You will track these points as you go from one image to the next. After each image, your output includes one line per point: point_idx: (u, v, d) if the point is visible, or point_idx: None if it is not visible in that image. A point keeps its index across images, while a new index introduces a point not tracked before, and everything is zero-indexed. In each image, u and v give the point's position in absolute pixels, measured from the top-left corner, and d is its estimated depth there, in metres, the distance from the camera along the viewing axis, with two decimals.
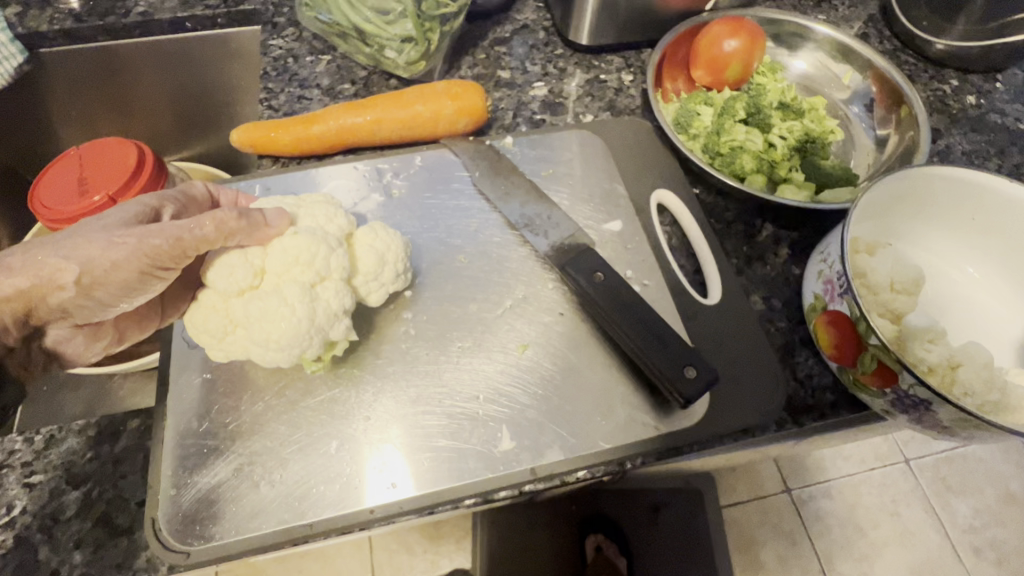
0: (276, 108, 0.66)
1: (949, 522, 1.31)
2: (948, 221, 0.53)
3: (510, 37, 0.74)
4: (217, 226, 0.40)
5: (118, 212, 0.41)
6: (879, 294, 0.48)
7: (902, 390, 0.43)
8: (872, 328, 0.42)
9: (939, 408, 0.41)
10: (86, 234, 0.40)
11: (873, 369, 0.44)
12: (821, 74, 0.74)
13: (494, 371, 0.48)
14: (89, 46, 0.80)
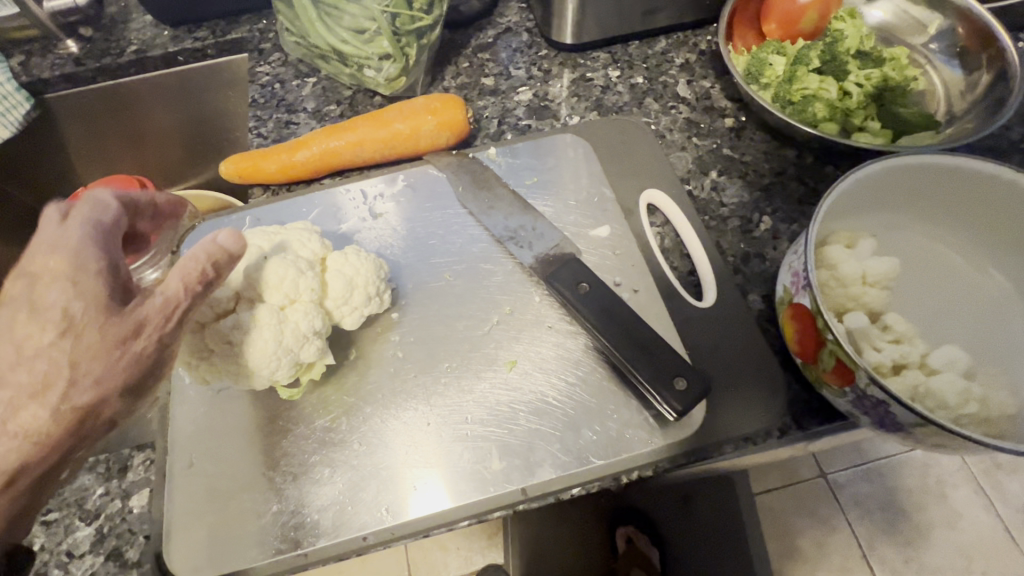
0: (265, 136, 0.67)
1: (1003, 501, 1.24)
2: (933, 209, 0.49)
3: (493, 42, 0.73)
4: (199, 280, 0.38)
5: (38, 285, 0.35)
6: (851, 288, 0.45)
7: (860, 389, 0.40)
8: (828, 323, 0.40)
9: (895, 409, 0.39)
10: (93, 357, 0.35)
11: (833, 366, 0.41)
12: (902, 21, 0.67)
13: (480, 394, 0.48)
14: (91, 88, 0.83)
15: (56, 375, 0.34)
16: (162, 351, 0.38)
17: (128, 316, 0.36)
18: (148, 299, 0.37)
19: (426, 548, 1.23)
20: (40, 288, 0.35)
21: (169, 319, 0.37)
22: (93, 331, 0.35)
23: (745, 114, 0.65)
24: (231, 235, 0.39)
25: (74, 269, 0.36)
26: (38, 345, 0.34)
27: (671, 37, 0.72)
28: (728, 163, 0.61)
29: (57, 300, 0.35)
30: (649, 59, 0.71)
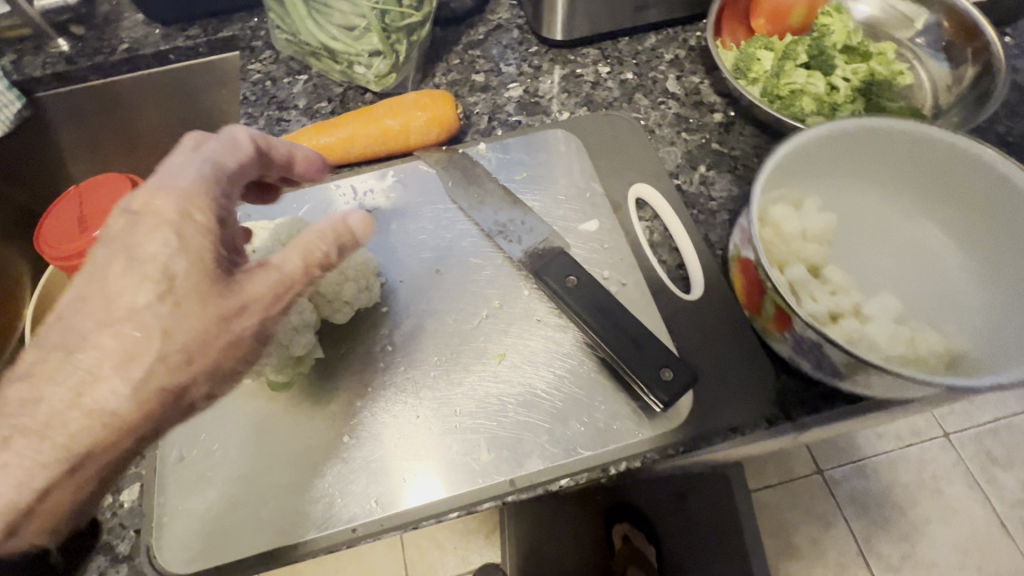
0: (256, 133, 0.68)
1: (997, 497, 1.25)
2: (874, 172, 0.52)
3: (484, 39, 0.73)
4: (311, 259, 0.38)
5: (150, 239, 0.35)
6: (793, 243, 0.49)
7: (798, 334, 0.43)
8: (768, 275, 0.42)
9: (830, 350, 0.41)
10: (188, 337, 0.35)
11: (773, 314, 0.45)
12: (889, 16, 0.68)
13: (468, 386, 0.48)
14: (83, 86, 0.83)
15: (145, 344, 0.34)
16: (259, 338, 0.37)
17: (232, 292, 0.36)
18: (260, 272, 0.37)
19: (422, 547, 1.24)
20: (149, 237, 0.35)
21: (274, 301, 0.37)
22: (195, 304, 0.35)
23: (734, 109, 0.65)
24: (362, 219, 0.41)
25: (181, 225, 0.36)
26: (135, 306, 0.34)
27: (661, 33, 0.72)
28: (717, 158, 0.62)
29: (164, 261, 0.35)
30: (638, 55, 0.71)
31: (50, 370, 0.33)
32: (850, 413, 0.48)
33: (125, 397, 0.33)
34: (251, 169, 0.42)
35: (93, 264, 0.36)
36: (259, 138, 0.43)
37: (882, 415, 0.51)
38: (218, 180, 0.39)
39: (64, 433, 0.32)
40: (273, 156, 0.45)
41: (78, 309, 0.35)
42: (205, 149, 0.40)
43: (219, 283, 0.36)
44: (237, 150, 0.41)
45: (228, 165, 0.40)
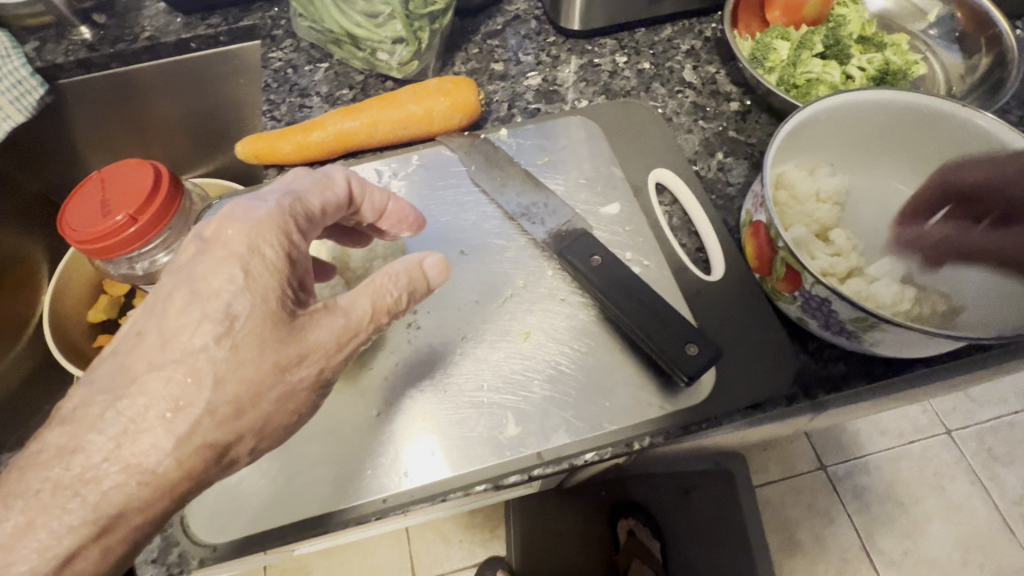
0: (278, 119, 0.69)
1: (999, 494, 1.26)
2: (884, 146, 0.54)
3: (502, 29, 0.75)
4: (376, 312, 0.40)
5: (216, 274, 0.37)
6: (807, 204, 0.51)
7: (806, 291, 0.45)
8: (779, 233, 0.45)
9: (837, 306, 0.44)
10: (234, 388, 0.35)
11: (782, 274, 0.47)
12: (902, 8, 0.69)
13: (494, 363, 0.49)
14: (103, 74, 0.84)
15: (196, 393, 0.34)
16: (310, 388, 0.38)
17: (291, 343, 0.36)
18: (328, 318, 0.38)
19: (427, 539, 1.25)
20: (216, 272, 0.37)
21: (334, 350, 0.38)
22: (251, 353, 0.35)
23: (750, 98, 0.66)
24: (439, 263, 0.43)
25: (252, 260, 0.37)
26: (192, 347, 0.35)
27: (677, 24, 0.73)
28: (734, 145, 0.63)
29: (225, 306, 0.36)
30: (655, 45, 0.72)
31: (92, 414, 0.34)
32: (863, 391, 0.49)
33: (166, 452, 0.34)
34: (333, 208, 0.45)
35: (156, 300, 0.37)
36: (355, 179, 0.47)
37: (894, 396, 0.53)
38: (298, 217, 0.41)
39: (97, 489, 0.33)
40: (366, 203, 0.48)
41: (137, 344, 0.35)
42: (300, 183, 0.44)
43: (278, 333, 0.36)
44: (329, 192, 0.44)
45: (316, 203, 0.43)
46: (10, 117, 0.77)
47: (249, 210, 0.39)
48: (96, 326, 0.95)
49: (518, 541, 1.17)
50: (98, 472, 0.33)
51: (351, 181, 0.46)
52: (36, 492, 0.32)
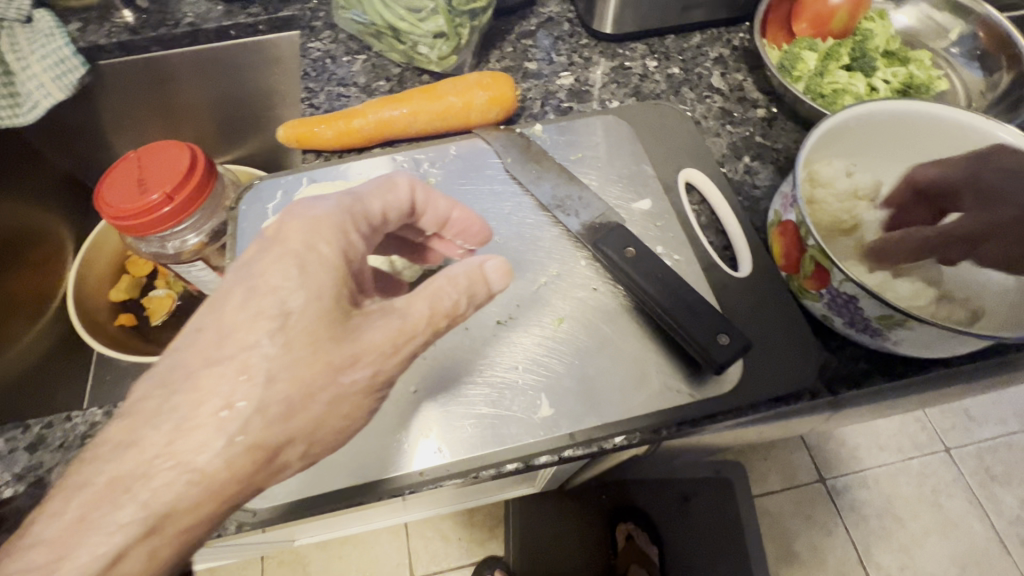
0: (317, 106, 0.70)
1: (996, 514, 1.27)
2: (912, 158, 0.56)
3: (536, 30, 0.77)
4: (429, 314, 0.40)
5: (280, 270, 0.38)
6: (841, 203, 0.54)
7: (834, 288, 0.47)
8: (810, 231, 0.46)
9: (864, 304, 0.45)
10: (289, 389, 0.35)
11: (811, 272, 0.48)
12: (926, 26, 0.71)
13: (531, 361, 0.50)
14: (140, 57, 0.85)
15: (248, 390, 0.35)
16: (362, 391, 0.38)
17: (345, 344, 0.37)
18: (385, 320, 0.39)
19: (426, 537, 1.25)
20: (277, 270, 0.38)
21: (388, 352, 0.38)
22: (305, 350, 0.36)
23: (776, 106, 0.68)
24: (500, 266, 0.43)
25: (315, 255, 0.39)
26: (250, 343, 0.35)
27: (706, 32, 0.76)
28: (761, 150, 0.65)
29: (284, 305, 0.36)
30: (684, 51, 0.74)
31: (149, 409, 0.34)
32: (883, 389, 0.51)
33: (217, 451, 0.33)
34: (395, 213, 0.46)
35: (216, 298, 0.38)
36: (417, 186, 0.48)
37: (910, 396, 0.54)
38: (357, 220, 0.43)
39: (148, 486, 0.32)
40: (427, 209, 0.49)
41: (194, 341, 0.36)
42: (366, 188, 0.46)
43: (335, 335, 0.37)
44: (391, 198, 0.46)
45: (376, 206, 0.45)
46: (51, 94, 0.80)
47: (312, 212, 0.41)
48: (116, 306, 0.96)
49: (518, 540, 1.17)
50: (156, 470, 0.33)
51: (413, 188, 0.47)
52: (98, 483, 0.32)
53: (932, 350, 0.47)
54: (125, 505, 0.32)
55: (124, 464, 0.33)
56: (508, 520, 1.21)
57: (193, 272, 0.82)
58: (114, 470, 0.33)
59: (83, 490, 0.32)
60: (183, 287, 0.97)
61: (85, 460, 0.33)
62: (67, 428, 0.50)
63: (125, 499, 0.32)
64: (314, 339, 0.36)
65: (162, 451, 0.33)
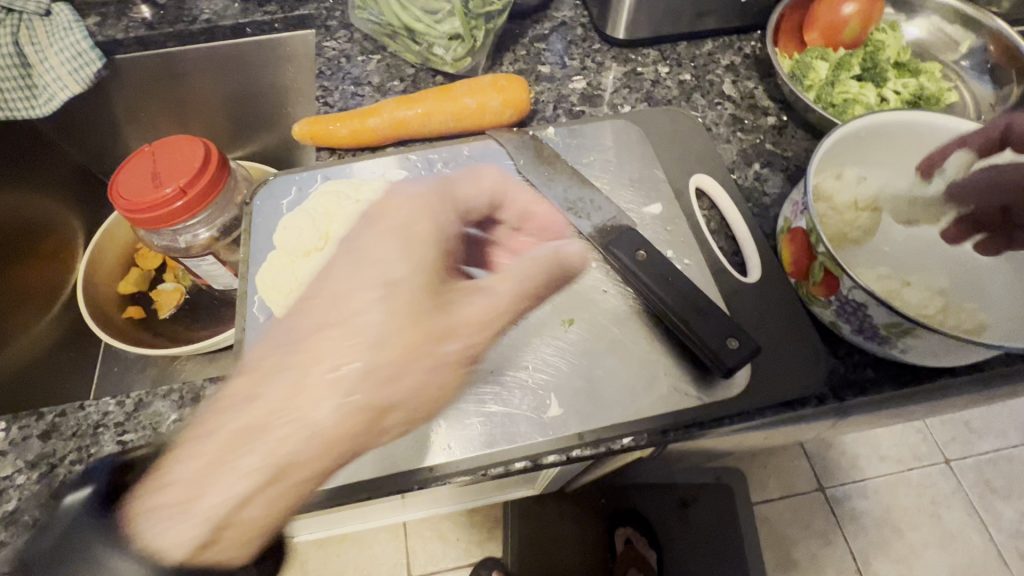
0: (331, 105, 0.71)
1: (995, 526, 1.27)
2: None
3: (549, 34, 0.77)
4: (521, 290, 0.53)
5: (398, 241, 0.52)
6: (846, 214, 0.54)
7: (843, 296, 0.47)
8: (820, 238, 0.47)
9: (873, 312, 0.46)
10: (408, 352, 0.46)
11: (820, 279, 0.49)
12: (937, 38, 0.72)
13: (546, 361, 0.50)
14: (157, 52, 0.86)
15: (360, 353, 0.44)
16: (453, 363, 0.48)
17: (441, 317, 0.48)
18: (482, 297, 0.51)
19: (425, 537, 1.25)
20: (388, 245, 0.52)
21: (479, 322, 0.50)
22: (416, 315, 0.47)
23: (787, 114, 0.69)
24: (575, 250, 0.56)
25: (438, 236, 0.54)
26: (367, 306, 0.47)
27: (717, 40, 0.76)
28: (771, 157, 0.65)
29: (391, 278, 0.49)
30: (696, 58, 0.75)
31: (258, 380, 0.43)
32: (891, 397, 0.51)
33: (332, 408, 0.41)
34: (476, 214, 0.57)
35: (346, 250, 0.53)
36: (500, 185, 0.60)
37: (915, 404, 0.55)
38: (449, 204, 0.57)
39: (254, 453, 0.38)
40: (509, 199, 0.59)
41: (330, 303, 0.49)
42: (457, 180, 0.60)
43: (434, 310, 0.48)
44: (474, 189, 0.59)
45: (465, 195, 0.59)
46: (67, 87, 0.80)
47: (412, 197, 0.58)
48: (124, 298, 0.96)
49: (516, 542, 1.17)
50: (256, 445, 0.39)
51: (496, 184, 0.60)
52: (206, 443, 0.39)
53: (939, 359, 0.47)
54: (246, 456, 0.38)
55: (246, 421, 0.40)
56: (507, 520, 1.20)
57: (203, 266, 0.83)
58: (240, 422, 0.40)
59: (196, 455, 0.39)
60: (191, 281, 0.98)
61: (212, 413, 0.41)
62: (80, 417, 0.50)
63: (240, 458, 0.38)
64: (422, 308, 0.48)
65: (277, 407, 0.40)
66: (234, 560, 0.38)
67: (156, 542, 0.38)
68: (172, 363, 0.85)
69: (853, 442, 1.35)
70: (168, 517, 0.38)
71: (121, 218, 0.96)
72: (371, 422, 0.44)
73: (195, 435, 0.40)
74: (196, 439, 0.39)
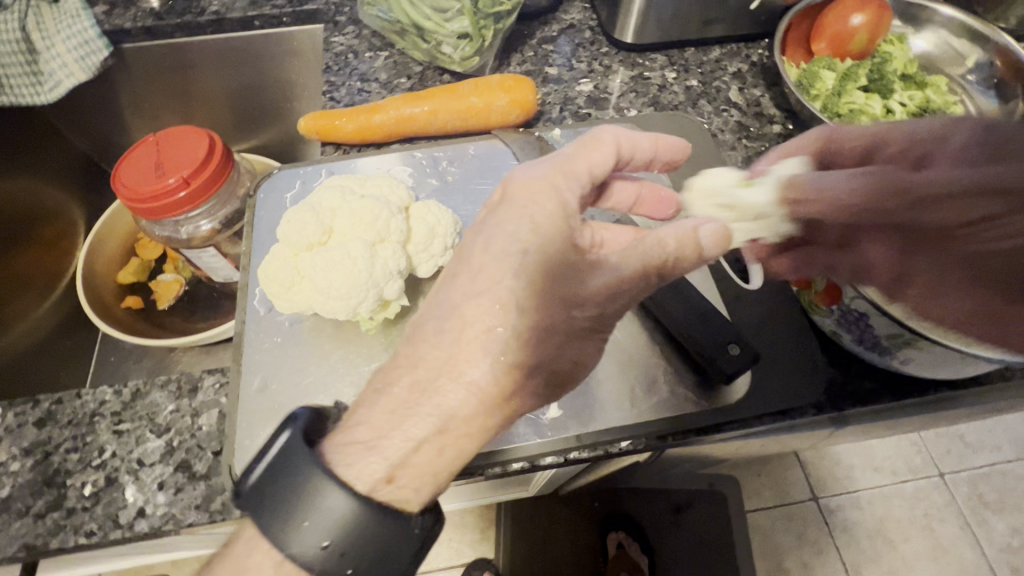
0: (338, 100, 0.71)
1: (987, 541, 1.27)
2: None
3: (557, 36, 0.77)
4: (653, 263, 0.40)
5: (517, 216, 0.39)
6: None
7: (845, 305, 0.47)
8: None
9: (875, 322, 0.46)
10: (542, 313, 0.38)
11: (823, 288, 0.49)
12: (943, 52, 0.72)
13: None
14: (164, 43, 0.86)
15: (505, 318, 0.37)
16: (581, 332, 0.39)
17: (570, 288, 0.38)
18: (602, 272, 0.39)
19: None
20: (511, 220, 0.39)
21: (609, 298, 0.39)
22: (541, 292, 0.38)
23: (792, 123, 0.69)
24: (717, 232, 0.42)
25: (558, 207, 0.40)
26: (500, 282, 0.38)
27: (725, 47, 0.77)
28: None
29: (523, 247, 0.38)
30: (703, 65, 0.75)
31: (435, 332, 0.38)
32: (890, 407, 0.51)
33: (484, 369, 0.36)
34: (603, 170, 0.45)
35: (462, 250, 0.41)
36: (621, 139, 0.46)
37: (914, 415, 0.55)
38: (568, 176, 0.42)
39: (438, 400, 0.36)
40: (631, 158, 0.47)
41: (451, 281, 0.40)
42: (569, 150, 0.45)
43: (567, 273, 0.38)
44: (597, 154, 0.44)
45: (584, 165, 0.43)
46: (73, 75, 0.80)
47: (533, 175, 0.42)
48: (124, 287, 0.96)
49: (508, 541, 1.16)
50: (438, 387, 0.36)
51: (618, 140, 0.45)
52: (397, 387, 0.37)
53: (940, 370, 0.47)
54: (421, 409, 0.36)
55: (422, 370, 0.37)
56: (500, 522, 1.20)
57: (204, 258, 0.82)
58: (408, 378, 0.37)
59: (385, 397, 0.37)
60: (191, 272, 0.97)
61: (386, 370, 0.38)
62: (77, 405, 0.50)
63: (428, 407, 0.36)
64: (552, 282, 0.38)
65: (444, 367, 0.36)
66: (415, 499, 0.37)
67: (352, 476, 0.36)
68: (169, 354, 0.85)
69: (846, 452, 1.35)
70: (361, 452, 0.36)
71: (122, 207, 0.96)
72: (517, 385, 0.37)
73: (379, 384, 0.37)
74: (377, 388, 0.37)
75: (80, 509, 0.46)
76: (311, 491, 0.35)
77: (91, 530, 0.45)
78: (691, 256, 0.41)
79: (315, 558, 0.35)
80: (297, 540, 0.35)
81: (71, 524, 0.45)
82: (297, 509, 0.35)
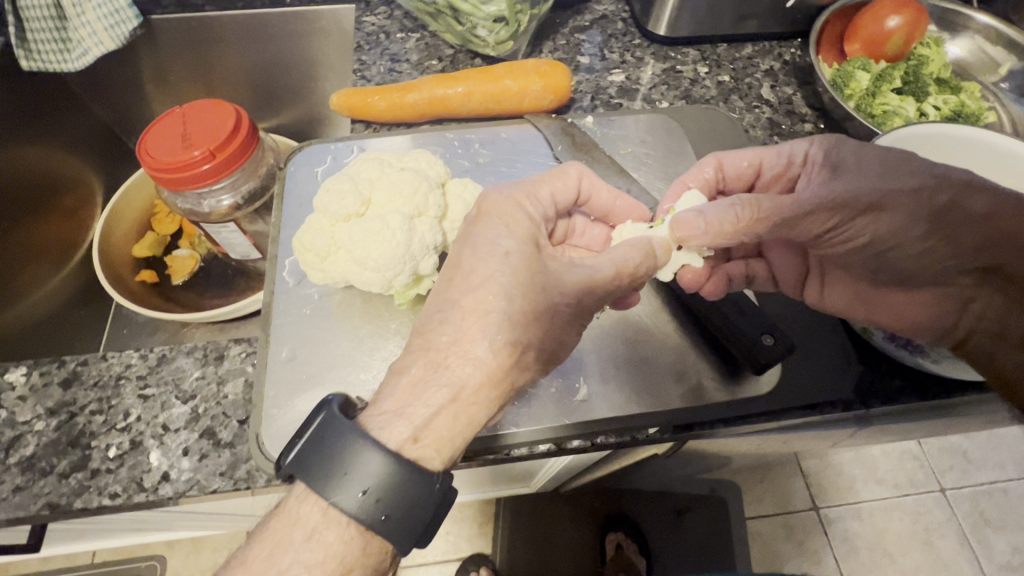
0: (369, 78, 0.71)
1: (987, 558, 1.27)
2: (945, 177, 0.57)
3: (589, 26, 0.77)
4: (621, 270, 0.42)
5: (496, 229, 0.40)
6: None
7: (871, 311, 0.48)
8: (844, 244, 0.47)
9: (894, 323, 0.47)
10: (543, 298, 0.39)
11: None
12: (977, 59, 0.72)
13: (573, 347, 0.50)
14: (193, 16, 0.86)
15: (503, 304, 0.37)
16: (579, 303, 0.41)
17: (558, 278, 0.40)
18: (579, 269, 0.41)
19: None
20: (489, 233, 0.40)
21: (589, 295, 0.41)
22: (527, 285, 0.38)
23: (824, 122, 0.69)
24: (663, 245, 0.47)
25: (525, 221, 0.42)
26: (490, 277, 0.38)
27: (757, 45, 0.76)
28: None
29: (505, 249, 0.39)
30: (736, 61, 0.75)
31: (444, 314, 0.37)
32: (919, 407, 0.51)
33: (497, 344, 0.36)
34: (566, 198, 0.48)
35: (452, 260, 0.40)
36: (585, 175, 0.49)
37: (941, 415, 0.54)
38: (533, 197, 0.45)
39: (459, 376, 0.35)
40: (591, 199, 0.51)
41: (448, 286, 0.39)
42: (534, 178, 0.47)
43: (548, 272, 0.40)
44: (561, 183, 0.47)
45: (547, 191, 0.46)
46: (102, 43, 0.81)
47: (503, 193, 0.43)
48: (138, 261, 0.95)
49: (506, 537, 1.17)
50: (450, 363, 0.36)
51: (582, 176, 0.49)
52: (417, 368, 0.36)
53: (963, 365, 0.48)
54: (443, 382, 0.35)
55: (434, 351, 0.36)
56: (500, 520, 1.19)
57: (223, 234, 0.82)
58: (427, 358, 0.36)
59: (408, 377, 0.36)
60: (207, 249, 0.97)
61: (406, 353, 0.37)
62: (103, 368, 0.50)
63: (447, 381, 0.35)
64: (543, 279, 0.39)
65: (450, 349, 0.36)
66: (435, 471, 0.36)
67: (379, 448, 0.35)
68: (182, 330, 0.84)
69: (849, 463, 1.34)
70: (388, 425, 0.35)
71: (142, 180, 0.96)
72: (516, 360, 0.37)
73: (398, 368, 0.36)
74: (392, 374, 0.36)
75: (103, 471, 0.45)
76: (344, 451, 0.34)
77: (115, 492, 0.44)
78: (651, 264, 0.45)
79: (355, 511, 0.34)
80: (337, 491, 0.34)
81: (95, 486, 0.45)
82: (336, 466, 0.34)
